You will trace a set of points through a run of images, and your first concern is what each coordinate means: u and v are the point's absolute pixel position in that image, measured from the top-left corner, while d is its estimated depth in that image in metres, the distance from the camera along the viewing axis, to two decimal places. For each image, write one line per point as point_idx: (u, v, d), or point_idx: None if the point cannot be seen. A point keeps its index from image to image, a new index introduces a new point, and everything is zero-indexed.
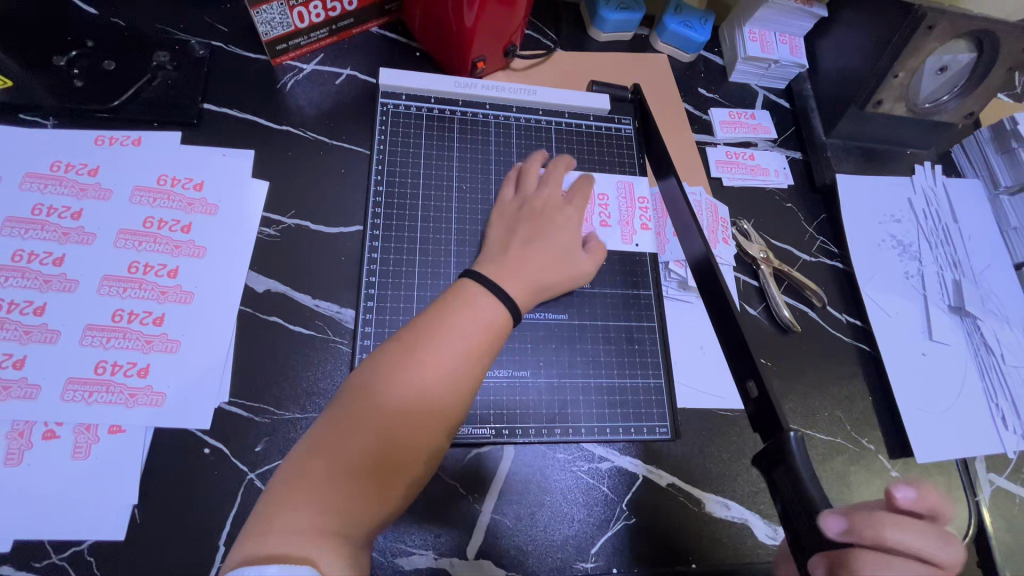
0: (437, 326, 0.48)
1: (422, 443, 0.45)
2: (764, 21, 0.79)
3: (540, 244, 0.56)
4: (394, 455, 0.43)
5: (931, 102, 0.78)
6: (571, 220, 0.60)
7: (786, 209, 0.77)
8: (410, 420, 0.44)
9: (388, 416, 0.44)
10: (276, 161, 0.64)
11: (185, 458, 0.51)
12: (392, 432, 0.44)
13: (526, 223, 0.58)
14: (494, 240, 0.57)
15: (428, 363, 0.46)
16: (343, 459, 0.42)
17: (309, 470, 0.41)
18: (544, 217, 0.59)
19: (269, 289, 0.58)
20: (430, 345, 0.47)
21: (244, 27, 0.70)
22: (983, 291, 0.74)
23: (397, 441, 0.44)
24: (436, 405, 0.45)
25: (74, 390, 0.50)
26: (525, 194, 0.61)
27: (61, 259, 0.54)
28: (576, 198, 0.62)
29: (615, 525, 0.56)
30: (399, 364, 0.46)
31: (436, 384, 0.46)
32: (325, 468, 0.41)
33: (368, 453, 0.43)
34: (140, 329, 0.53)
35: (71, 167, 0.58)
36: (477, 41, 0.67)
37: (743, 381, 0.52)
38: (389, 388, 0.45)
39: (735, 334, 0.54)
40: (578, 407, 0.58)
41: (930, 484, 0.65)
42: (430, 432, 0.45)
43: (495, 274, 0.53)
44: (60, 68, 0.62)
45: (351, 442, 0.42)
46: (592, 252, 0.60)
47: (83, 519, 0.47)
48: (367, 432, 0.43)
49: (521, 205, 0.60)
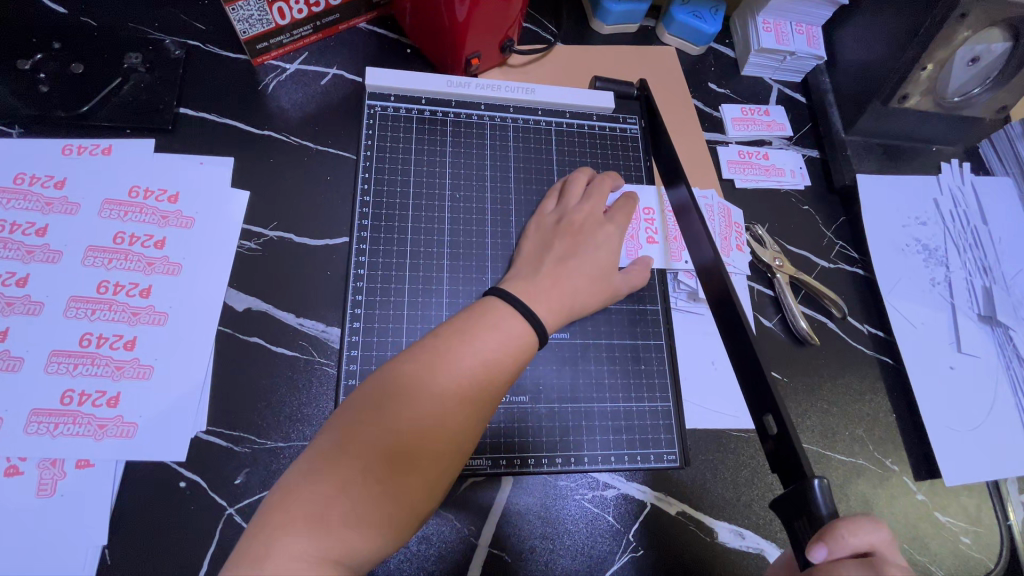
0: (459, 340, 0.44)
1: (436, 468, 0.41)
2: (779, 11, 0.74)
3: (575, 261, 0.53)
4: (407, 479, 0.40)
5: (959, 96, 0.72)
6: (608, 240, 0.56)
7: (803, 213, 0.72)
8: (428, 440, 0.41)
9: (403, 437, 0.40)
10: (258, 169, 0.60)
11: (159, 493, 0.48)
12: (406, 454, 0.40)
13: (562, 239, 0.55)
14: (527, 256, 0.54)
15: (448, 382, 0.42)
16: (351, 481, 0.38)
17: (312, 490, 0.37)
18: (584, 234, 0.56)
19: (250, 307, 0.55)
20: (451, 362, 0.43)
21: (222, 25, 0.65)
22: (1016, 298, 0.69)
23: (411, 464, 0.40)
24: (455, 427, 0.42)
25: (38, 422, 0.47)
26: (565, 207, 0.58)
27: (25, 280, 0.50)
28: (616, 216, 0.58)
29: (620, 558, 0.52)
30: (416, 381, 0.42)
31: (456, 405, 0.42)
32: (330, 488, 0.37)
33: (378, 470, 0.39)
34: (110, 355, 0.50)
35: (36, 179, 0.54)
36: (471, 36, 0.62)
37: (760, 416, 0.48)
38: (405, 406, 0.41)
39: (748, 355, 0.49)
40: (584, 433, 0.55)
41: (958, 508, 0.61)
42: (447, 457, 0.41)
43: (524, 294, 0.49)
44: (25, 73, 0.58)
45: (359, 457, 0.39)
46: (633, 274, 0.57)
47: (48, 562, 0.44)
48: (380, 451, 0.39)
49: (560, 218, 0.57)
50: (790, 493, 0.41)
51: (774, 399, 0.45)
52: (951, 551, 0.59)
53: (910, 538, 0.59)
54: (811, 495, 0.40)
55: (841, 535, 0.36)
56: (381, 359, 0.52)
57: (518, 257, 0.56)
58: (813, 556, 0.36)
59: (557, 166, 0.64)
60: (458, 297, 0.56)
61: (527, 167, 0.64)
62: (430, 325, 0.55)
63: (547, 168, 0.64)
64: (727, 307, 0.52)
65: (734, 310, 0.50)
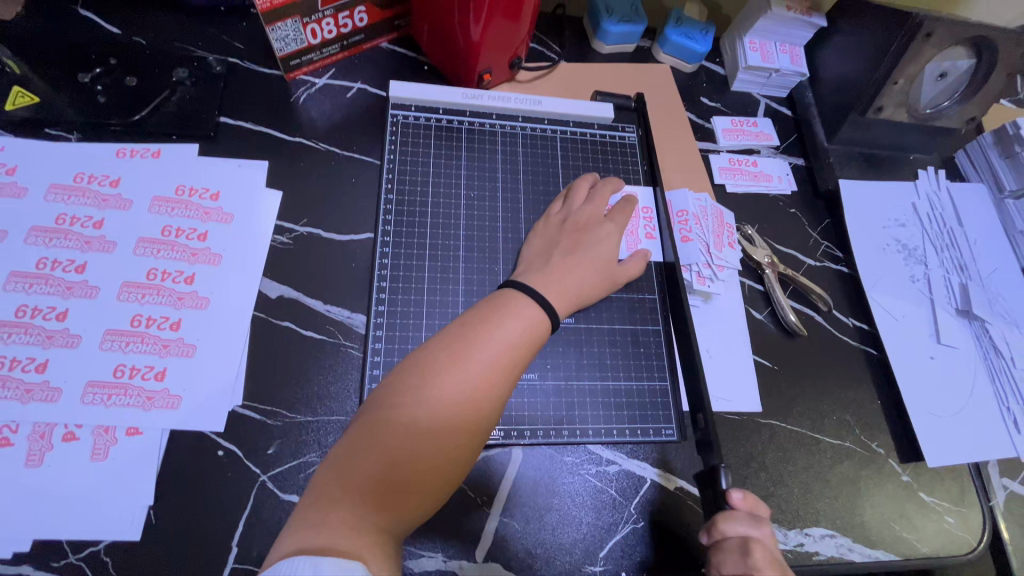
0: (483, 331, 0.48)
1: (464, 447, 0.45)
2: (765, 32, 0.81)
3: (580, 255, 0.58)
4: (438, 457, 0.44)
5: (931, 108, 0.79)
6: (609, 235, 0.61)
7: (790, 215, 0.78)
8: (458, 420, 0.45)
9: (437, 416, 0.44)
10: (289, 171, 0.66)
11: (199, 461, 0.52)
12: (438, 435, 0.44)
13: (567, 236, 0.60)
14: (536, 252, 0.60)
15: (477, 366, 0.46)
16: (391, 459, 0.42)
17: (358, 465, 0.42)
18: (587, 231, 0.61)
19: (282, 295, 0.60)
20: (478, 349, 0.47)
21: (259, 44, 0.73)
22: (990, 294, 0.74)
23: (447, 439, 0.44)
24: (482, 408, 0.46)
25: (94, 393, 0.51)
26: (570, 208, 0.64)
27: (83, 267, 0.56)
28: (617, 215, 0.64)
29: (623, 529, 0.56)
30: (447, 366, 0.46)
31: (482, 387, 0.46)
32: (375, 464, 0.42)
33: (415, 451, 0.43)
34: (158, 334, 0.54)
35: (93, 178, 0.60)
36: (484, 53, 0.69)
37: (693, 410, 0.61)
38: (439, 389, 0.45)
39: (689, 358, 0.62)
40: (587, 410, 0.59)
41: (943, 489, 0.65)
42: (473, 436, 0.46)
43: (536, 284, 0.55)
44: (84, 84, 0.64)
45: (399, 438, 0.43)
46: (630, 264, 0.62)
47: (99, 522, 0.48)
48: (416, 430, 0.44)
49: (566, 219, 0.63)
50: (705, 470, 0.56)
51: (702, 401, 0.58)
52: (938, 529, 0.62)
53: (897, 517, 0.62)
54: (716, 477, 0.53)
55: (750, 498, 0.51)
56: (403, 340, 0.57)
57: (526, 251, 0.61)
58: (731, 495, 0.51)
59: (562, 169, 0.70)
60: (473, 286, 0.61)
61: (536, 170, 0.69)
62: (447, 310, 0.60)
63: (553, 171, 0.70)
64: (681, 320, 0.63)
65: (686, 323, 0.62)
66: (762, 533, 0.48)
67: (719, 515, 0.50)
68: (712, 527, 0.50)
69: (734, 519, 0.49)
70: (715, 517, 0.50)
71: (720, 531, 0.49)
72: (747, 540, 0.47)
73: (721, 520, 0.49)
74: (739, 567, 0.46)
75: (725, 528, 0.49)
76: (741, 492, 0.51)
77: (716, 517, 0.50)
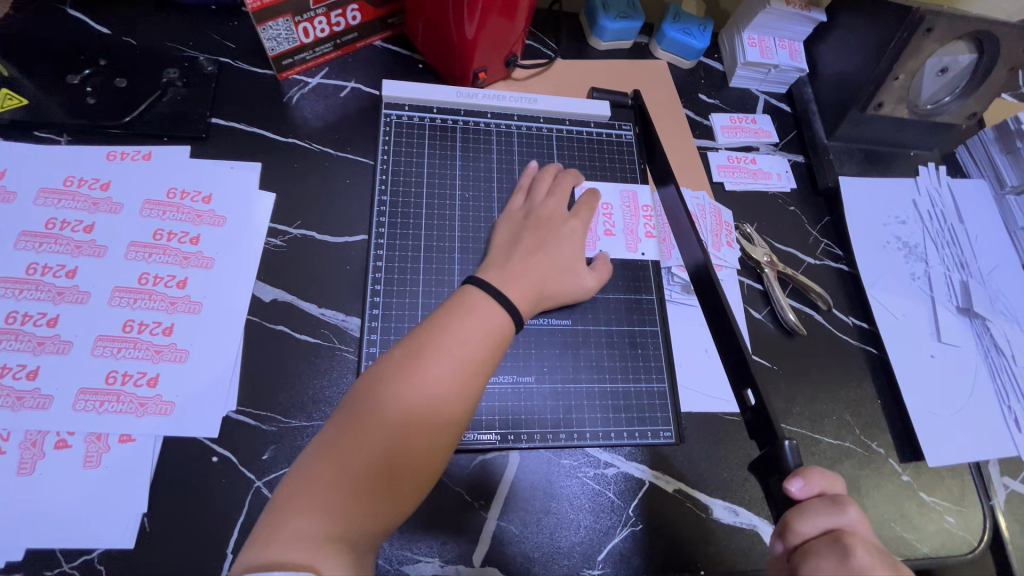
0: (442, 332, 0.48)
1: (428, 451, 0.44)
2: (763, 27, 0.80)
3: (542, 252, 0.58)
4: (400, 463, 0.43)
5: (932, 103, 0.78)
6: (573, 231, 0.62)
7: (790, 213, 0.77)
8: (419, 424, 0.44)
9: (397, 420, 0.44)
10: (282, 173, 0.65)
11: (193, 468, 0.51)
12: (399, 439, 0.43)
13: (531, 231, 0.60)
14: (501, 245, 0.59)
15: (436, 368, 0.46)
16: (352, 466, 0.42)
17: (320, 475, 0.41)
18: (550, 226, 0.61)
19: (276, 298, 0.59)
20: (437, 351, 0.47)
21: (251, 44, 0.72)
22: (991, 291, 0.73)
23: (407, 444, 0.44)
24: (443, 410, 0.45)
25: (85, 400, 0.51)
26: (534, 202, 0.63)
27: (73, 272, 0.55)
28: (580, 210, 0.64)
29: (621, 532, 0.56)
30: (406, 370, 0.46)
31: (443, 389, 0.46)
32: (336, 473, 0.41)
33: (375, 457, 0.42)
34: (150, 339, 0.54)
35: (83, 181, 0.59)
36: (478, 51, 0.68)
37: (739, 390, 0.54)
38: (398, 394, 0.45)
39: (733, 343, 0.55)
40: (585, 412, 0.59)
41: (944, 489, 0.64)
42: (436, 439, 0.45)
43: (495, 282, 0.54)
44: (74, 86, 0.64)
45: (359, 444, 0.42)
46: (600, 266, 0.62)
47: (91, 530, 0.48)
48: (376, 437, 0.43)
49: (529, 213, 0.62)
50: (765, 455, 0.48)
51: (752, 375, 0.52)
52: (939, 529, 0.62)
53: (898, 518, 0.62)
54: (782, 456, 0.46)
55: (813, 476, 0.44)
56: (399, 343, 0.57)
57: (491, 245, 0.60)
58: (791, 487, 0.44)
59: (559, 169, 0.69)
60: None
61: None
62: None
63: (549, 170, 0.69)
64: (713, 297, 0.57)
65: (720, 300, 0.56)
66: (846, 520, 0.41)
67: (790, 514, 0.43)
68: (785, 530, 0.43)
69: (811, 516, 0.42)
70: (788, 512, 0.43)
71: (796, 532, 0.42)
72: (831, 535, 0.41)
73: (794, 519, 0.43)
74: (841, 569, 0.38)
75: (800, 528, 0.42)
76: (801, 480, 0.44)
77: (786, 516, 0.43)
